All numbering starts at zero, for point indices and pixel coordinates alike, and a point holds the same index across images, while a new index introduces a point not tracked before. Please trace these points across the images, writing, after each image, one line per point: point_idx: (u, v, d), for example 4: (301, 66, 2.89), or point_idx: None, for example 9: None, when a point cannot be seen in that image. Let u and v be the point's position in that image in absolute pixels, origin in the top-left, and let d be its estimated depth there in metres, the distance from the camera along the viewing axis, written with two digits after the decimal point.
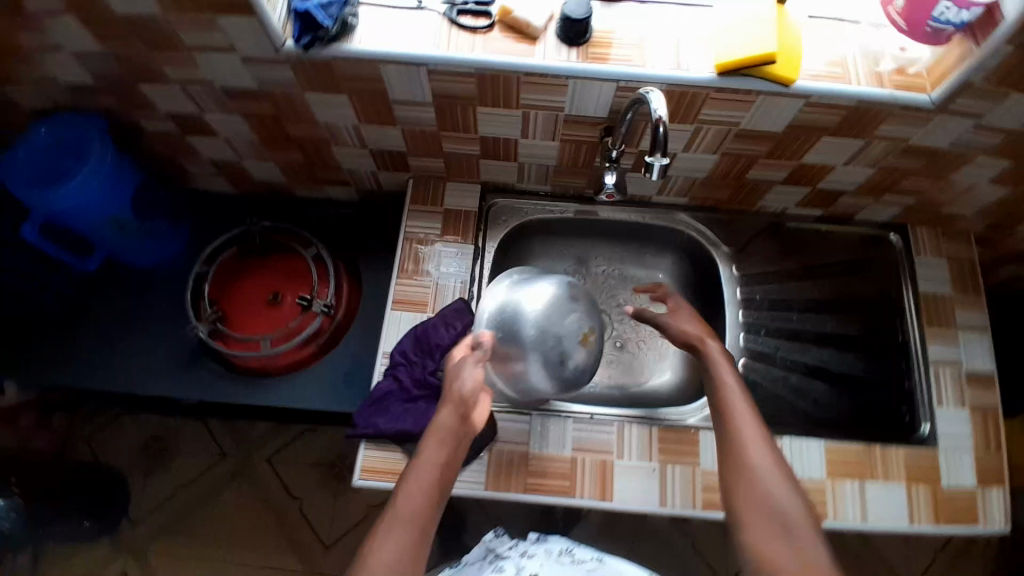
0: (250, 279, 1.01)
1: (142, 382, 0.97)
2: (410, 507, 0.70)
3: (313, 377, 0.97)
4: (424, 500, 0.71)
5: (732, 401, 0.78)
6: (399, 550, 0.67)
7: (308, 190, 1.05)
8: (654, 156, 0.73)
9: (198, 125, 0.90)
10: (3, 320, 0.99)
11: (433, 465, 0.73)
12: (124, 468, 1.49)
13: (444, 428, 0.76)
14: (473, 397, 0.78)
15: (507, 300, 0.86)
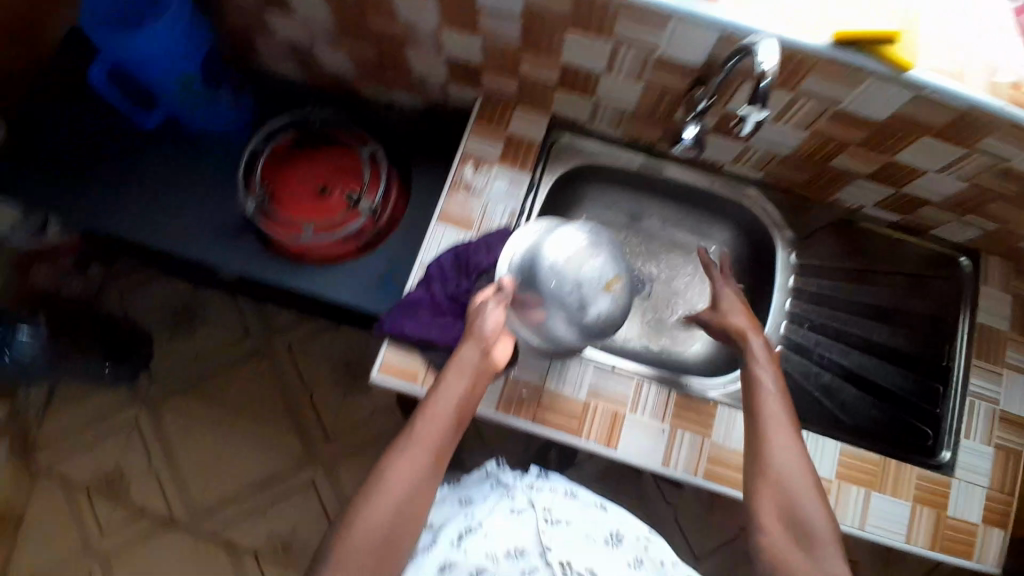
0: (302, 166, 1.01)
1: (183, 245, 0.99)
2: (426, 433, 0.71)
3: (347, 273, 0.98)
4: (441, 428, 0.72)
5: (767, 404, 0.76)
6: (414, 469, 0.69)
7: (373, 88, 1.01)
8: (751, 107, 0.70)
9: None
10: (59, 160, 1.01)
11: (453, 397, 0.73)
12: (149, 326, 1.55)
13: (465, 361, 0.76)
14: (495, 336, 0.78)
15: (531, 244, 0.84)
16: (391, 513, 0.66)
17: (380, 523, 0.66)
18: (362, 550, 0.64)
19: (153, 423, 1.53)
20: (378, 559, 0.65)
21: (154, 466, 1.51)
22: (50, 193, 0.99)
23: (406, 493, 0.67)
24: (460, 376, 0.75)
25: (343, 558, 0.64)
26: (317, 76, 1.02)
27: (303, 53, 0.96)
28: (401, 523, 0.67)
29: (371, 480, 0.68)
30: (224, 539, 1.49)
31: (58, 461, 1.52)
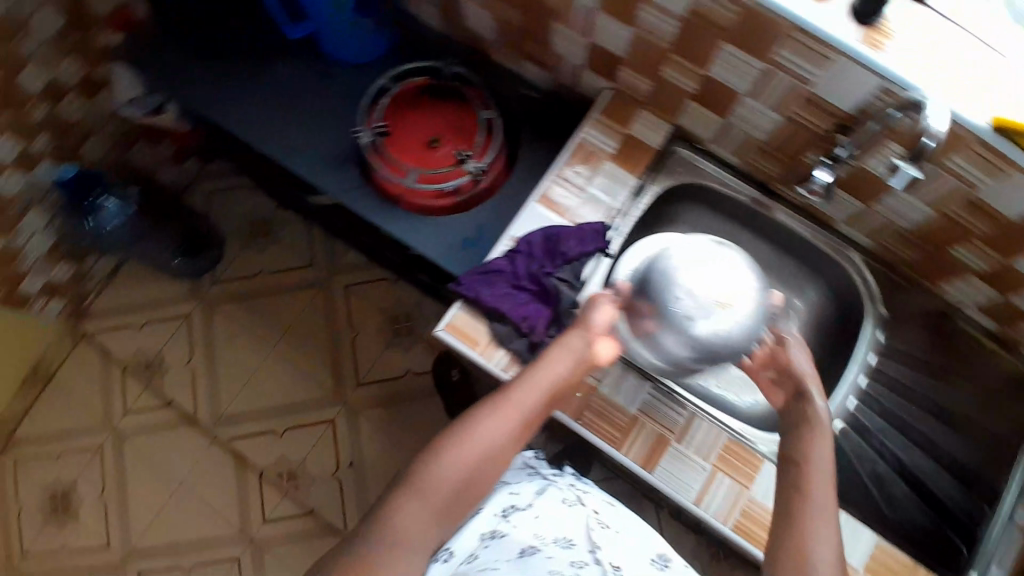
0: (419, 113, 1.02)
1: (288, 158, 1.02)
2: (520, 399, 0.72)
3: (434, 226, 0.99)
4: (535, 399, 0.73)
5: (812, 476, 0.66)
6: (501, 432, 0.70)
7: (507, 58, 1.02)
8: (907, 164, 0.73)
9: None
10: (200, 48, 1.05)
11: (552, 372, 0.74)
12: (227, 228, 1.60)
13: (570, 344, 0.77)
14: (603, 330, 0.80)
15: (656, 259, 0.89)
16: (473, 463, 0.68)
17: (461, 470, 0.68)
18: (437, 491, 0.66)
19: (202, 320, 1.58)
20: (451, 503, 0.67)
21: (191, 360, 1.57)
22: (186, 77, 1.04)
23: (490, 449, 0.69)
24: (562, 357, 0.76)
25: (422, 491, 0.66)
26: (458, 32, 1.03)
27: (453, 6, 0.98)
28: (479, 477, 0.68)
29: (460, 427, 0.70)
30: (235, 447, 1.54)
31: (108, 330, 1.59)
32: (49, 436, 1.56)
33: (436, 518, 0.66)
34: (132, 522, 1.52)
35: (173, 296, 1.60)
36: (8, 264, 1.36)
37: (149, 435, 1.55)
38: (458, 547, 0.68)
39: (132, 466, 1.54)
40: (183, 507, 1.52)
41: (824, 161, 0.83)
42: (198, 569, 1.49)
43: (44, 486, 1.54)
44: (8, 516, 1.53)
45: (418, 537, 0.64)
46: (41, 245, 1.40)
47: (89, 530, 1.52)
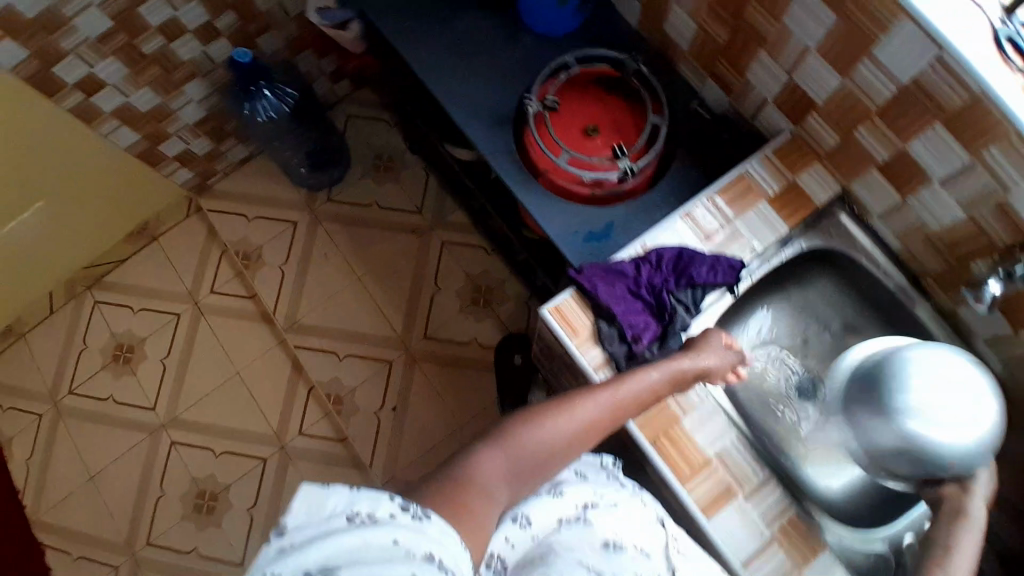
0: (590, 99, 1.03)
1: (455, 104, 1.05)
2: (619, 401, 0.76)
3: (567, 209, 0.99)
4: (630, 405, 0.76)
5: None
6: (596, 416, 0.73)
7: (691, 73, 1.02)
8: None
9: None
10: None
11: (650, 387, 0.78)
12: (354, 155, 1.69)
13: (676, 369, 0.81)
14: (714, 371, 0.84)
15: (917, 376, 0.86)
16: (565, 439, 0.70)
17: (552, 441, 0.70)
18: (524, 454, 0.68)
19: (306, 231, 1.66)
20: (534, 465, 0.69)
21: (284, 263, 1.64)
22: (388, 2, 1.10)
23: (580, 432, 0.72)
24: (665, 376, 0.80)
25: (510, 444, 0.68)
26: (652, 32, 1.03)
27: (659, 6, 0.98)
28: (562, 453, 0.70)
29: (560, 403, 0.72)
30: (295, 356, 1.60)
31: (220, 212, 1.68)
32: (138, 291, 1.66)
33: (514, 476, 0.67)
34: (183, 392, 1.60)
35: (287, 200, 1.68)
36: (160, 122, 1.45)
37: (225, 319, 1.63)
38: (537, 517, 0.70)
39: (200, 342, 1.63)
40: (232, 395, 1.59)
41: (996, 273, 0.80)
42: (226, 455, 1.56)
43: (119, 333, 1.64)
44: (80, 347, 1.64)
45: (496, 491, 0.65)
46: (194, 116, 1.49)
47: (144, 385, 1.61)
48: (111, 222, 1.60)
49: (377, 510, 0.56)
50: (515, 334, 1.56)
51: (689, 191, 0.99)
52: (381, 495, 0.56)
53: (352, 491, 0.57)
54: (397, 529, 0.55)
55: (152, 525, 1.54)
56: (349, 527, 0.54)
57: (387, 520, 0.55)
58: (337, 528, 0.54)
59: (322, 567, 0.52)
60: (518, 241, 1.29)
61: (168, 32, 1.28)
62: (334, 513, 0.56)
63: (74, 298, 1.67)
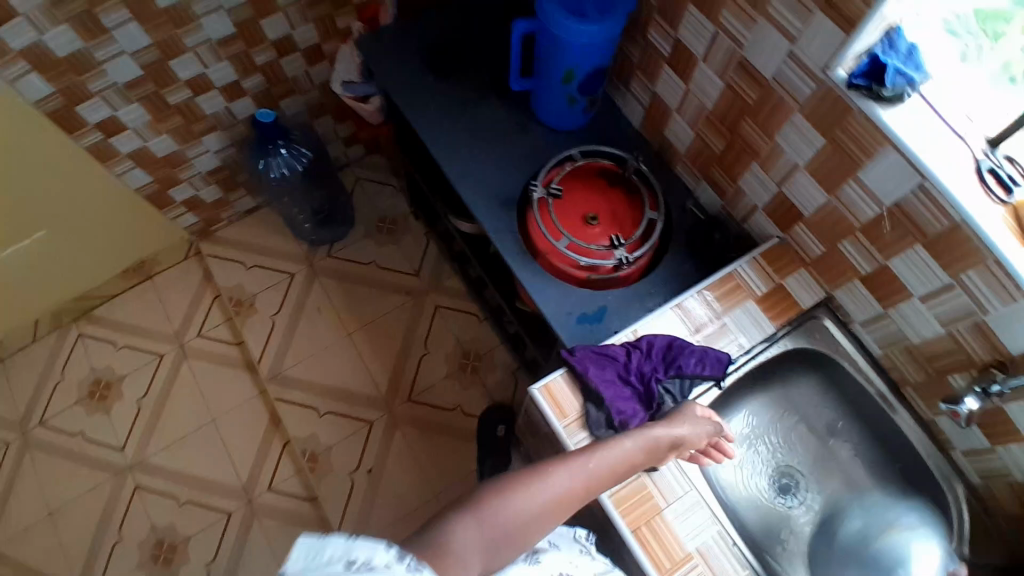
0: (592, 191, 1.08)
1: (466, 183, 1.11)
2: (593, 470, 0.77)
3: (563, 291, 1.02)
4: (606, 475, 0.77)
5: None
6: (569, 486, 0.74)
7: (688, 174, 1.08)
8: None
9: (685, 63, 0.96)
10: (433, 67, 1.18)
11: (626, 457, 0.80)
12: (358, 215, 1.75)
13: (652, 438, 0.83)
14: (689, 441, 0.86)
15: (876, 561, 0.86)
16: (538, 507, 0.71)
17: (525, 510, 0.70)
18: (500, 524, 0.68)
19: (304, 284, 1.68)
20: (507, 534, 0.68)
21: (277, 314, 1.65)
22: (411, 84, 1.17)
23: (554, 501, 0.72)
24: (639, 445, 0.81)
25: (483, 515, 0.68)
26: (655, 135, 1.11)
27: (663, 113, 1.06)
28: (537, 522, 0.71)
29: (534, 471, 0.74)
30: (275, 408, 1.58)
31: (219, 258, 1.70)
32: (125, 328, 1.66)
33: (489, 544, 0.67)
34: (156, 436, 1.57)
35: (288, 252, 1.71)
36: (174, 168, 1.49)
37: (210, 365, 1.63)
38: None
39: (180, 386, 1.61)
40: (206, 444, 1.56)
41: (974, 390, 0.84)
42: (191, 507, 1.51)
43: (98, 370, 1.62)
44: (58, 380, 1.61)
45: (470, 559, 0.65)
46: (208, 164, 1.54)
47: (117, 425, 1.58)
48: (110, 259, 1.61)
49: (374, 558, 0.56)
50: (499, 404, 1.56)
51: (681, 284, 1.03)
52: (378, 543, 0.57)
53: (350, 538, 0.58)
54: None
55: (105, 574, 1.47)
56: (348, 573, 0.54)
57: (383, 569, 0.56)
58: (335, 573, 0.54)
59: None
60: (511, 313, 1.31)
61: (196, 86, 1.34)
62: (332, 560, 0.56)
63: (59, 330, 1.65)
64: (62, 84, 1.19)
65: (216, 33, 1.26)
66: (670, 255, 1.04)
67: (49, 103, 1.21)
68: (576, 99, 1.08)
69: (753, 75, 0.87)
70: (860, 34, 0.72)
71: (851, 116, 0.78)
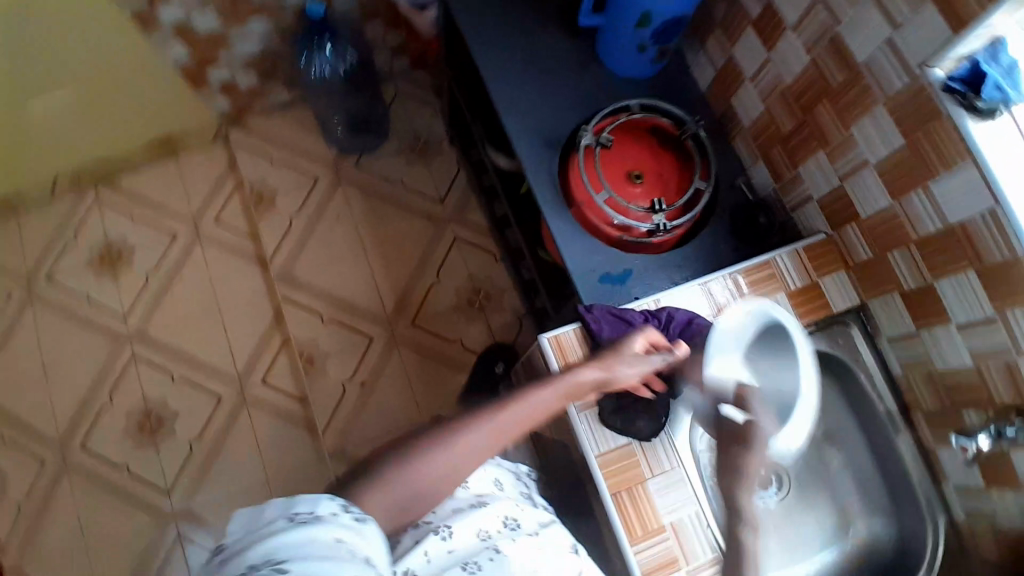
0: (642, 148, 1.04)
1: (513, 116, 1.07)
2: (502, 423, 0.78)
3: (591, 245, 1.00)
4: (519, 425, 0.79)
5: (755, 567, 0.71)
6: (476, 444, 0.76)
7: (745, 151, 1.04)
8: None
9: (771, 29, 0.90)
10: None
11: (545, 404, 0.81)
12: (393, 130, 1.70)
13: (572, 383, 0.83)
14: (620, 378, 0.86)
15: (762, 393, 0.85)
16: (442, 468, 0.73)
17: (431, 471, 0.73)
18: (418, 478, 0.72)
19: (327, 190, 1.65)
20: (413, 498, 0.71)
21: (295, 215, 1.63)
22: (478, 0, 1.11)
23: (459, 459, 0.75)
24: (558, 392, 0.82)
25: (389, 482, 0.70)
26: (720, 104, 1.06)
27: (736, 79, 1.01)
28: (445, 479, 0.73)
29: (442, 434, 0.76)
30: (279, 307, 1.58)
31: (246, 147, 1.67)
32: (143, 201, 1.65)
33: (396, 507, 0.70)
34: (158, 311, 1.58)
35: (317, 154, 1.68)
36: (214, 46, 1.44)
37: (222, 253, 1.62)
38: (458, 531, 0.79)
39: (190, 268, 1.61)
40: (207, 330, 1.58)
41: (989, 427, 0.80)
42: (183, 387, 1.54)
43: (111, 238, 1.62)
44: (70, 239, 1.62)
45: (383, 519, 0.69)
46: (249, 49, 1.49)
47: (123, 294, 1.59)
48: (137, 127, 1.58)
49: (317, 510, 0.61)
50: (501, 344, 1.57)
51: (714, 262, 1.00)
52: (319, 497, 0.62)
53: (291, 499, 0.62)
54: (336, 527, 0.61)
55: (90, 433, 1.50)
56: (290, 526, 0.59)
57: (328, 517, 0.61)
58: (277, 528, 0.59)
59: (264, 557, 0.56)
60: (531, 258, 1.29)
61: None
62: (274, 517, 0.60)
63: (78, 189, 1.65)
64: None
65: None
66: (708, 230, 1.01)
67: None
68: (646, 46, 1.03)
69: (842, 56, 0.81)
70: (967, 36, 0.66)
71: (937, 121, 0.72)
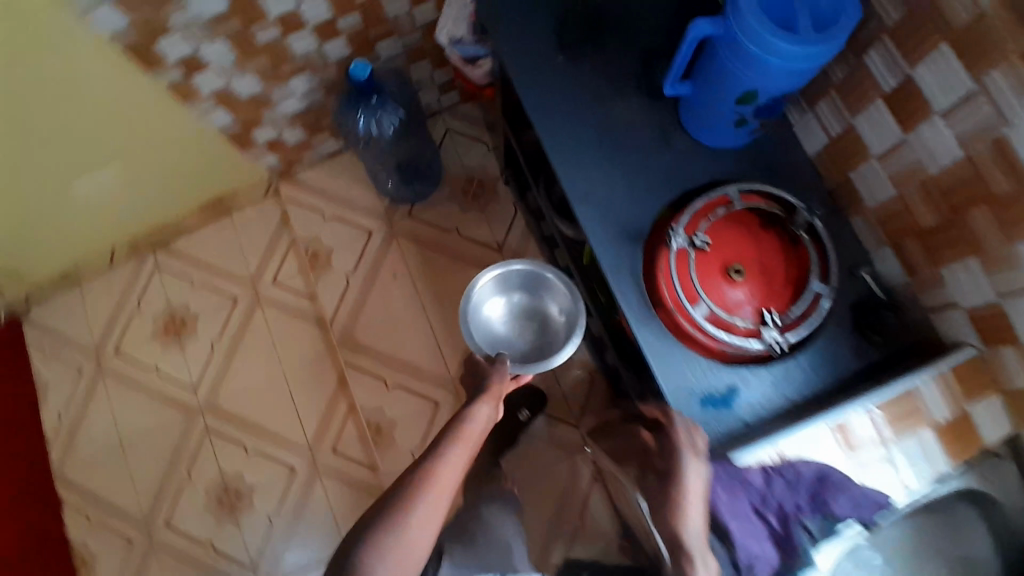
0: (745, 243, 0.91)
1: (588, 204, 0.96)
2: (439, 482, 0.82)
3: (688, 362, 0.88)
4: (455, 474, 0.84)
5: None
6: (426, 513, 0.79)
7: (869, 234, 0.90)
8: None
9: (913, 103, 0.77)
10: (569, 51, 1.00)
11: (468, 445, 0.88)
12: (446, 173, 1.61)
13: (478, 420, 0.91)
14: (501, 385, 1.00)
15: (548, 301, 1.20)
16: (401, 556, 0.75)
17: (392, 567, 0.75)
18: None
19: (382, 244, 1.58)
20: None
21: (352, 273, 1.57)
22: (542, 68, 1.00)
23: (414, 535, 0.77)
24: (473, 427, 0.90)
25: None
26: (837, 173, 0.92)
27: (860, 153, 0.87)
28: (408, 562, 0.76)
29: (393, 524, 0.77)
30: (343, 371, 1.54)
31: (297, 204, 1.60)
32: (200, 266, 1.62)
33: None
34: (226, 381, 1.57)
35: (367, 204, 1.60)
36: (257, 110, 1.37)
37: (282, 316, 1.59)
38: None
39: (252, 333, 1.59)
40: (275, 397, 1.56)
41: None
42: (257, 457, 1.53)
43: (173, 305, 1.61)
44: (132, 311, 1.61)
45: None
46: (292, 108, 1.41)
47: (190, 365, 1.59)
48: (187, 193, 1.53)
49: None
50: (536, 394, 1.49)
51: (835, 370, 0.87)
52: None
53: None
54: None
55: (173, 508, 1.53)
56: None
57: None
58: None
59: None
60: (609, 340, 1.17)
61: (287, 23, 1.18)
62: None
63: (136, 257, 1.63)
64: (141, 21, 1.04)
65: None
66: (825, 332, 0.87)
67: (125, 39, 1.06)
68: (746, 120, 0.91)
69: (1010, 160, 0.68)
70: None
71: None
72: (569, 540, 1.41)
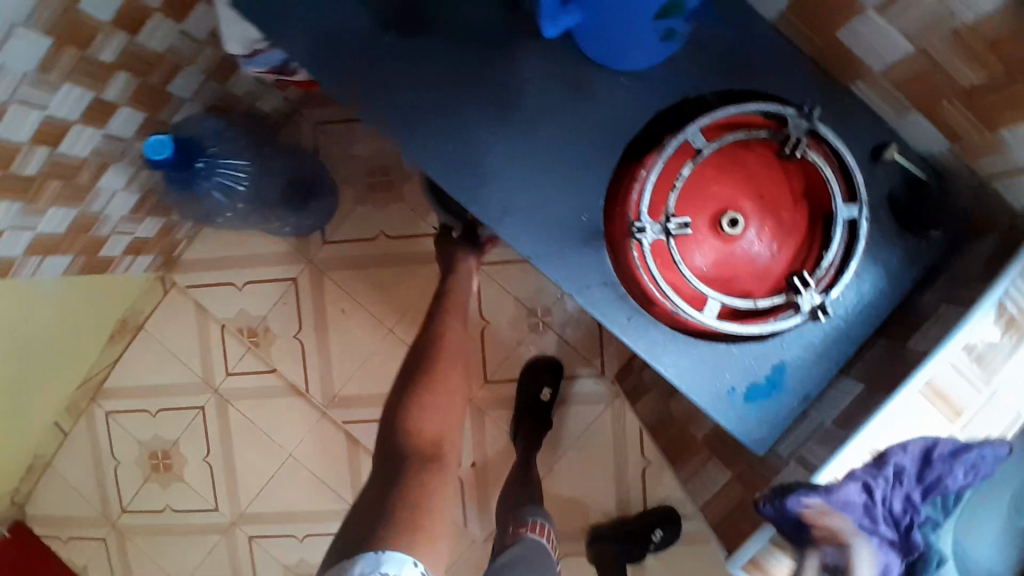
0: (735, 191, 0.69)
1: (517, 221, 0.74)
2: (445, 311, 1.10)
3: (719, 358, 0.73)
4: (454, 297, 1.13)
5: None
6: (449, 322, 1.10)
7: (883, 97, 0.68)
8: None
9: None
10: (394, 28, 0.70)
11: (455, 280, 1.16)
12: (339, 174, 1.34)
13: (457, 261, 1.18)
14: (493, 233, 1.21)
15: None
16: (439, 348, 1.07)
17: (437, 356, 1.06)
18: (410, 500, 0.87)
19: (314, 284, 1.37)
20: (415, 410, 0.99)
21: (300, 331, 1.39)
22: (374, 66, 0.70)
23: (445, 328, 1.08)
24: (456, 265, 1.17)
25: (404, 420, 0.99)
26: (821, 36, 0.69)
27: (845, 8, 0.63)
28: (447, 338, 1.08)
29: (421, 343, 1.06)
30: (347, 430, 1.41)
31: (205, 286, 1.39)
32: (151, 391, 1.45)
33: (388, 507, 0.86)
34: (241, 489, 1.46)
35: (275, 250, 1.37)
36: (86, 231, 1.09)
37: (256, 403, 1.43)
38: None
39: (239, 434, 1.44)
40: (297, 481, 1.44)
41: None
42: (313, 539, 1.46)
43: (148, 443, 1.47)
44: (112, 467, 1.48)
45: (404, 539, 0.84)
46: (124, 205, 1.13)
47: (198, 491, 1.47)
48: (87, 338, 1.33)
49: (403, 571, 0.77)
50: (547, 362, 1.31)
51: (892, 291, 0.72)
52: (406, 561, 0.78)
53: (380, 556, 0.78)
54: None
55: None
56: None
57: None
58: None
59: None
60: None
61: (49, 135, 0.87)
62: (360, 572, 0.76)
63: (84, 416, 1.47)
64: None
65: (21, 61, 0.74)
66: (867, 253, 0.71)
67: None
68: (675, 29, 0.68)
69: None
70: None
71: None
72: (644, 478, 1.33)
